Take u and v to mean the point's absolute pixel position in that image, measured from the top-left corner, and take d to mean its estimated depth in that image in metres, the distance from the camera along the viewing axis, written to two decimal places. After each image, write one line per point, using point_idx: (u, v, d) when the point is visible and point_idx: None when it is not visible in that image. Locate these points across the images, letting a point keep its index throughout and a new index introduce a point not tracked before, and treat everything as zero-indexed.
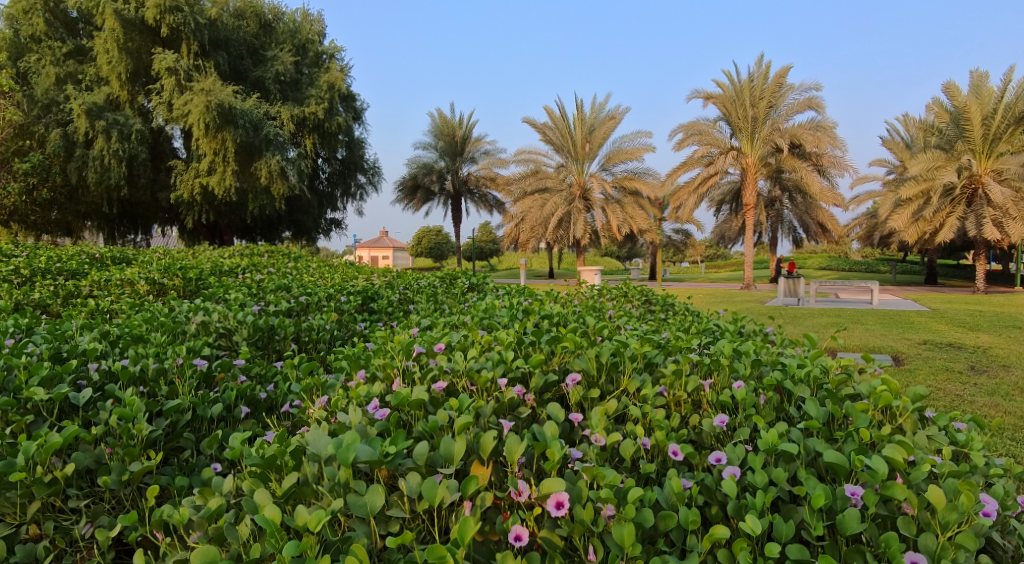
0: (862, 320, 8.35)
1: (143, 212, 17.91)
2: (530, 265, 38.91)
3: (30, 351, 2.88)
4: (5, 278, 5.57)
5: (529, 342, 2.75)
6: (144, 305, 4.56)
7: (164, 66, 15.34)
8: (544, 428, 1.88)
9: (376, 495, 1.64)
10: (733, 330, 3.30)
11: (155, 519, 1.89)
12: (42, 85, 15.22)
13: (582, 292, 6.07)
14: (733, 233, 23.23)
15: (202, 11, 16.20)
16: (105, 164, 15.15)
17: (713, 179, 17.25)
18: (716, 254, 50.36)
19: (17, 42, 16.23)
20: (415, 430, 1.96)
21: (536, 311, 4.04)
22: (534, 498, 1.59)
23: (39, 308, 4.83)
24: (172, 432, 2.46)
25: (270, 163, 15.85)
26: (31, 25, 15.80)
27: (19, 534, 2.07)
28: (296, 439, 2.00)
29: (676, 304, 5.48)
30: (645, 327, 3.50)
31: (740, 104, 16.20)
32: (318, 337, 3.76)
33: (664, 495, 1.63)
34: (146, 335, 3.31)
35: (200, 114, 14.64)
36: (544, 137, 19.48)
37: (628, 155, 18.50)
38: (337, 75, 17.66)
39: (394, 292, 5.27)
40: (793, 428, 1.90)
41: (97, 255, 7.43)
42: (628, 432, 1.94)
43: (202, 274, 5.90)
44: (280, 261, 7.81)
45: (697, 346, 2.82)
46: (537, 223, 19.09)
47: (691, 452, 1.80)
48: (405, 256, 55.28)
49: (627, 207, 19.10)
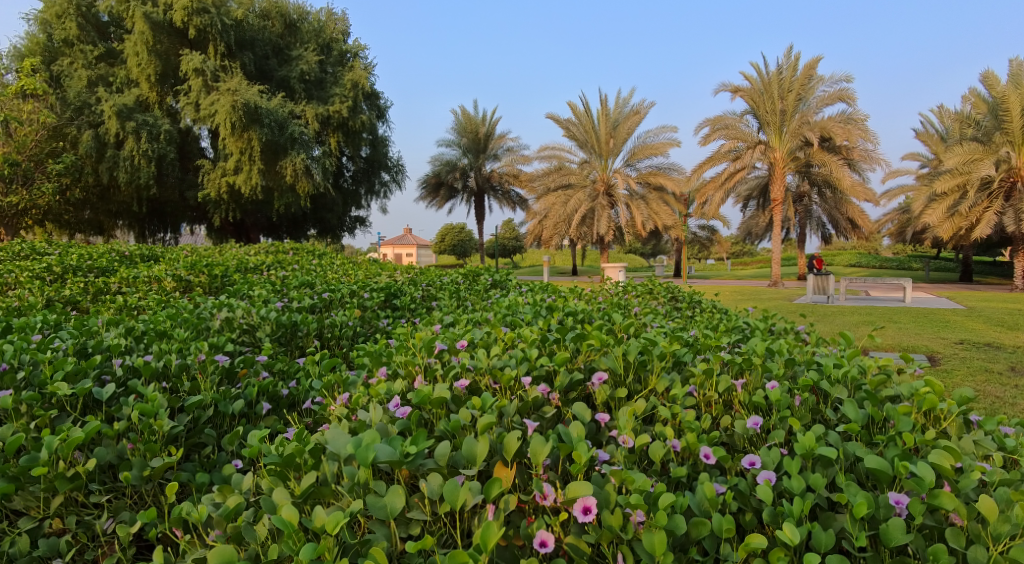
0: (894, 319, 8.09)
1: (172, 211, 18.16)
2: (553, 263, 38.73)
3: (56, 346, 2.89)
4: (38, 276, 5.64)
5: (554, 340, 2.68)
6: (170, 302, 4.58)
7: (191, 67, 15.53)
8: (570, 429, 1.81)
9: (395, 496, 1.60)
10: (763, 329, 3.20)
11: (173, 517, 1.87)
12: (74, 88, 15.48)
13: (607, 289, 5.99)
14: (760, 228, 22.97)
15: (228, 12, 16.37)
16: (135, 164, 15.38)
17: (741, 174, 17.03)
18: (741, 249, 49.74)
19: (51, 45, 16.51)
20: (437, 429, 1.91)
21: (560, 308, 3.97)
22: (560, 503, 1.52)
23: (70, 304, 4.88)
24: (193, 428, 2.44)
25: (295, 161, 15.93)
26: (63, 29, 16.07)
27: (43, 528, 2.08)
28: (316, 438, 1.97)
29: (704, 302, 5.35)
30: (671, 325, 3.39)
31: (768, 98, 15.89)
32: (340, 334, 3.75)
33: (696, 501, 1.56)
34: (169, 331, 3.29)
35: (226, 114, 14.80)
36: (568, 133, 19.36)
37: (652, 150, 18.32)
38: (361, 74, 17.72)
39: (417, 289, 5.24)
40: (832, 432, 1.80)
41: (125, 253, 7.49)
42: (659, 433, 1.86)
43: (228, 271, 5.91)
44: (305, 258, 7.84)
45: (726, 345, 2.73)
46: (560, 220, 18.96)
47: (724, 455, 1.72)
48: (429, 254, 55.66)
49: (652, 203, 18.97)
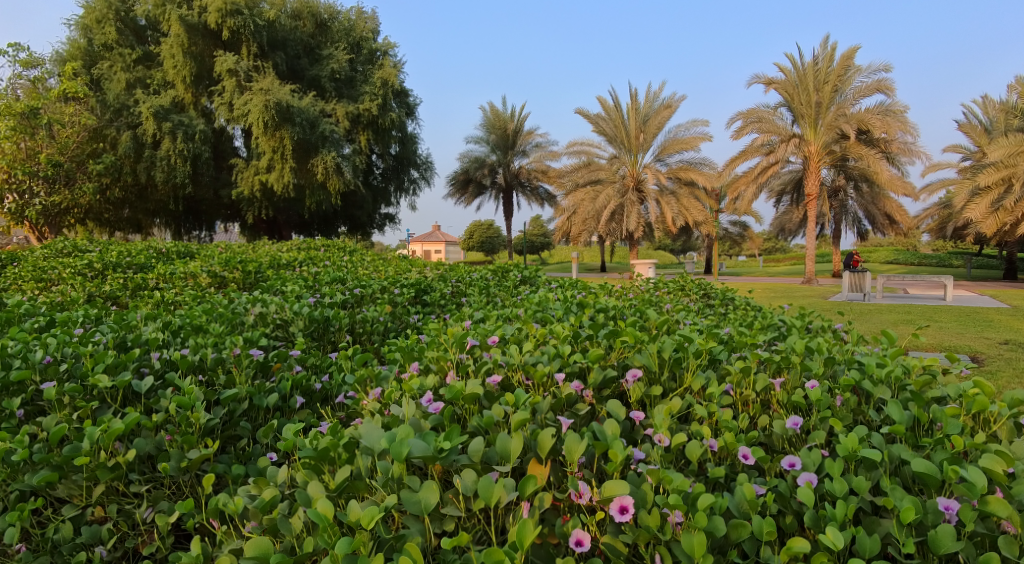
0: (934, 318, 7.89)
1: (207, 209, 18.50)
2: (582, 259, 38.61)
3: (97, 340, 2.96)
4: (80, 272, 5.77)
5: (586, 336, 2.67)
6: (206, 297, 4.65)
7: (225, 68, 15.80)
8: (605, 427, 1.78)
9: (429, 491, 1.60)
10: (800, 327, 3.14)
11: (210, 508, 1.90)
12: (114, 91, 15.83)
13: (636, 285, 5.95)
14: (793, 224, 22.61)
15: (261, 13, 16.61)
16: (171, 164, 15.70)
17: (774, 168, 16.77)
18: (773, 245, 48.99)
19: (91, 50, 16.89)
20: (471, 425, 1.91)
21: (591, 304, 3.97)
22: (597, 502, 1.50)
23: (110, 299, 5.01)
24: (228, 421, 2.48)
25: (326, 159, 16.08)
26: (103, 34, 16.48)
27: (85, 516, 2.13)
28: (350, 432, 1.98)
29: (737, 299, 5.26)
30: (705, 322, 3.35)
31: (803, 90, 15.59)
32: (371, 329, 3.80)
33: (736, 502, 1.53)
34: (205, 325, 3.35)
35: (259, 113, 15.02)
36: (596, 129, 19.22)
37: (683, 145, 18.11)
38: (390, 71, 17.82)
39: (447, 285, 5.26)
40: (875, 433, 1.75)
41: (162, 249, 7.64)
42: (695, 432, 1.83)
43: (261, 267, 6.00)
44: (336, 255, 7.93)
45: (762, 342, 2.69)
46: (589, 216, 18.85)
47: (763, 455, 1.69)
48: (458, 250, 55.89)
49: (682, 198, 18.74)
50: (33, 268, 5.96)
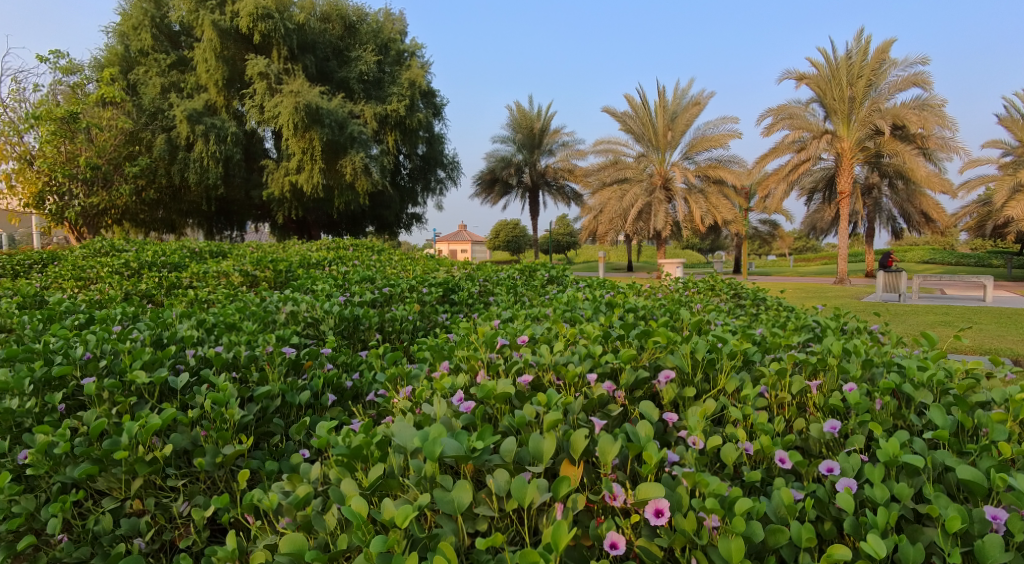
0: (973, 319, 7.70)
1: (238, 209, 18.81)
2: (609, 259, 38.42)
3: (135, 337, 3.02)
4: (117, 271, 5.89)
5: (617, 336, 2.66)
6: (238, 296, 4.71)
7: (256, 71, 16.02)
8: (638, 428, 1.77)
9: (462, 491, 1.60)
10: (835, 328, 3.07)
11: (246, 503, 1.93)
12: (149, 95, 16.14)
13: (665, 285, 5.90)
14: (825, 222, 22.25)
15: (291, 17, 16.83)
16: (204, 165, 16.03)
17: (806, 166, 16.51)
18: (805, 245, 48.21)
19: (127, 56, 17.25)
20: (502, 424, 1.91)
21: (621, 304, 3.94)
22: (631, 504, 1.49)
23: (146, 297, 5.10)
24: (262, 417, 2.51)
25: (354, 160, 16.23)
26: (139, 40, 16.86)
27: (125, 508, 2.19)
28: (382, 430, 2.00)
29: (768, 299, 5.19)
30: (737, 323, 3.30)
31: (836, 85, 15.30)
32: (400, 328, 3.83)
33: (773, 507, 1.51)
34: (238, 323, 3.40)
35: (289, 115, 15.21)
36: (624, 127, 19.13)
37: (712, 142, 17.91)
38: (418, 72, 17.91)
39: (475, 284, 5.27)
40: (917, 438, 1.71)
41: (196, 249, 7.77)
42: (731, 435, 1.81)
43: (291, 266, 6.07)
44: (365, 254, 7.99)
45: (796, 343, 2.65)
46: (616, 215, 18.73)
47: (800, 459, 1.66)
48: (484, 249, 56.02)
49: (711, 196, 18.53)
50: (72, 268, 6.10)
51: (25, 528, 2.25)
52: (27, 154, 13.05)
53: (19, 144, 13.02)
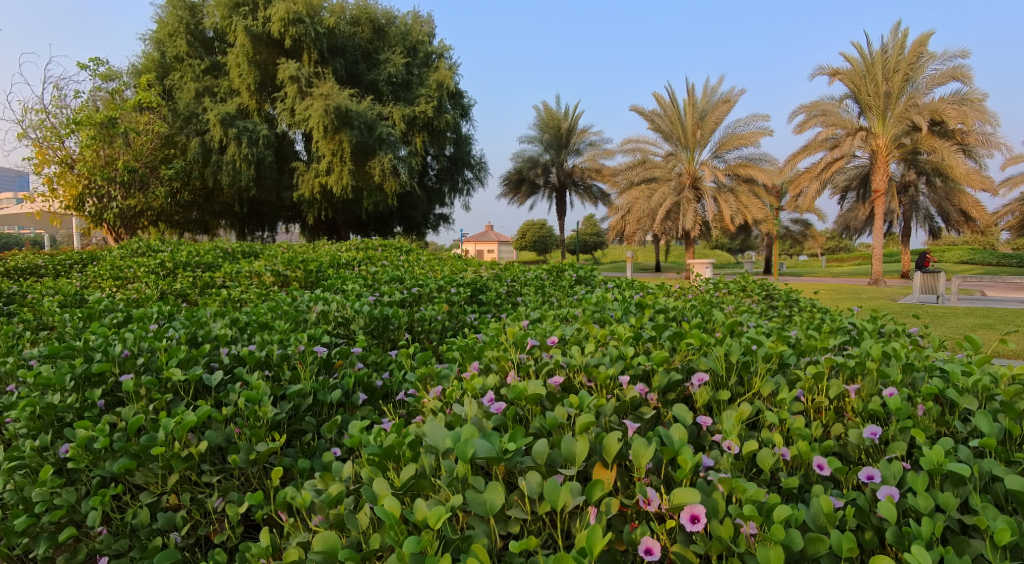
0: (1017, 322, 7.48)
1: (269, 210, 19.09)
2: (636, 259, 38.15)
3: (171, 335, 3.07)
4: (153, 270, 6.01)
5: (649, 338, 2.62)
6: (270, 296, 4.77)
7: (287, 74, 16.22)
8: (672, 432, 1.74)
9: (495, 493, 1.60)
10: (872, 330, 3.00)
11: (279, 501, 1.95)
12: (184, 99, 16.41)
13: (695, 286, 5.83)
14: (859, 221, 21.83)
15: (321, 21, 17.04)
16: (236, 168, 16.30)
17: (840, 163, 16.22)
18: (838, 245, 47.33)
19: (163, 62, 17.58)
20: (534, 426, 1.90)
21: (651, 304, 3.90)
22: (667, 509, 1.47)
23: (181, 296, 5.19)
24: (294, 415, 2.53)
25: (383, 161, 16.34)
26: (174, 47, 17.19)
27: (161, 502, 2.23)
28: (413, 430, 2.01)
29: (801, 300, 5.10)
30: (770, 324, 3.24)
31: (871, 80, 14.98)
32: (429, 328, 3.85)
33: (812, 515, 1.48)
34: (270, 322, 3.45)
35: (319, 117, 15.37)
36: (652, 125, 19.00)
37: (742, 141, 17.67)
38: (445, 74, 17.97)
39: (502, 284, 5.27)
40: (963, 446, 1.66)
41: (228, 249, 7.92)
42: (767, 439, 1.78)
43: (322, 266, 6.12)
44: (394, 254, 8.03)
45: (833, 346, 2.60)
46: (644, 215, 18.60)
47: (840, 466, 1.63)
48: (510, 250, 56.07)
49: (741, 195, 18.28)
50: (110, 268, 6.25)
51: (66, 520, 2.33)
52: (69, 158, 13.42)
53: (60, 148, 13.37)
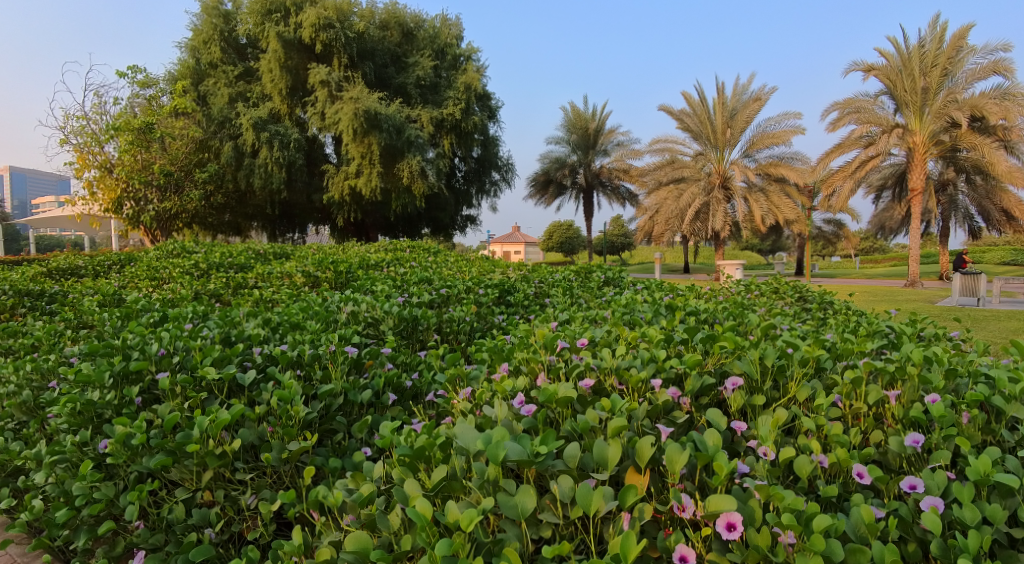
0: None
1: (300, 212, 19.34)
2: (664, 260, 37.82)
3: (206, 334, 3.12)
4: (188, 271, 6.12)
5: (681, 340, 2.60)
6: (300, 296, 4.82)
7: (317, 79, 16.43)
8: (706, 437, 1.72)
9: (526, 496, 1.59)
10: (911, 334, 2.93)
11: (311, 500, 1.97)
12: (218, 104, 16.71)
13: (726, 287, 5.75)
14: (895, 221, 21.39)
15: (351, 26, 17.25)
16: (268, 171, 16.53)
17: (875, 162, 15.89)
18: (872, 246, 46.38)
19: (198, 68, 17.90)
20: (565, 429, 1.88)
21: (681, 307, 3.86)
22: (702, 516, 1.45)
23: (214, 296, 5.28)
24: (325, 415, 2.55)
25: (411, 163, 16.46)
26: (209, 53, 17.53)
27: (196, 498, 2.27)
28: (444, 431, 2.01)
29: (836, 302, 4.99)
30: (805, 328, 3.18)
31: (907, 75, 14.68)
32: (458, 329, 3.86)
33: (852, 525, 1.45)
34: (302, 323, 3.49)
35: (349, 121, 15.52)
36: (681, 125, 18.83)
37: (773, 139, 17.43)
38: (474, 76, 18.03)
39: (530, 286, 5.26)
40: (1011, 457, 1.61)
41: (260, 250, 8.07)
42: (804, 446, 1.75)
43: (351, 268, 6.17)
44: (422, 256, 8.07)
45: (871, 350, 2.54)
46: (672, 215, 18.43)
47: (881, 475, 1.59)
48: (537, 251, 56.03)
49: (772, 195, 18.01)
50: (147, 268, 6.39)
51: (104, 514, 2.40)
52: (108, 162, 13.74)
53: (100, 153, 13.69)
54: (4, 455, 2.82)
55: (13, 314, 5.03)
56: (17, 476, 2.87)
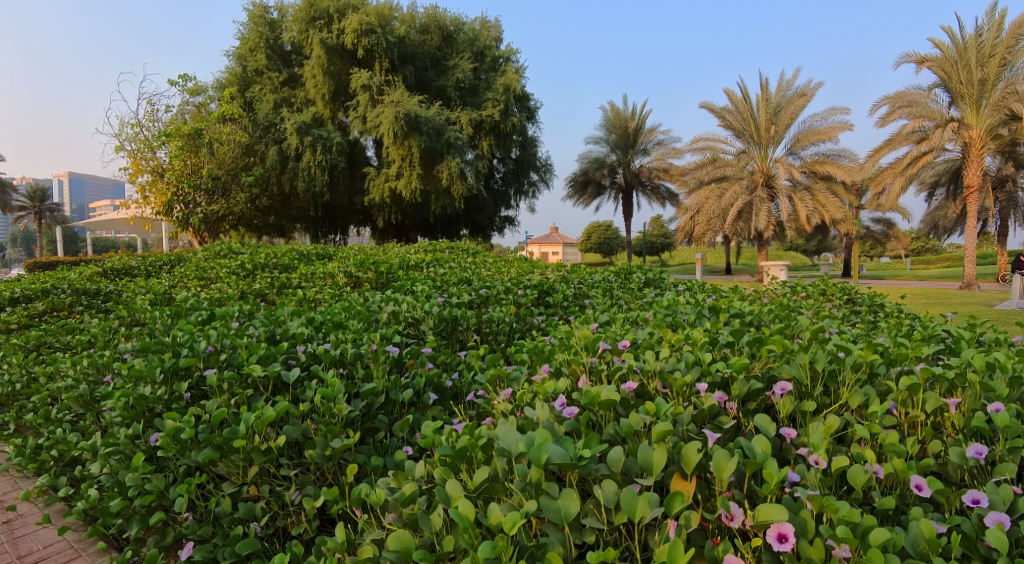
0: None
1: (342, 214, 19.64)
2: (706, 260, 37.27)
3: (251, 333, 3.16)
4: (234, 271, 6.27)
5: (727, 343, 2.54)
6: (343, 296, 4.89)
7: (360, 83, 16.66)
8: (755, 444, 1.67)
9: (570, 500, 1.58)
10: (970, 339, 2.81)
11: (354, 497, 1.98)
12: (263, 110, 17.14)
13: (772, 289, 5.61)
14: (948, 220, 20.68)
15: (392, 30, 17.44)
16: (311, 174, 16.82)
17: (928, 157, 15.35)
18: (923, 246, 44.90)
19: (245, 75, 18.32)
20: (607, 432, 1.86)
21: (726, 309, 3.76)
22: (751, 526, 1.42)
23: (259, 296, 5.39)
24: (368, 413, 2.56)
25: (450, 165, 16.53)
26: (255, 61, 17.96)
27: (242, 493, 2.31)
28: (486, 433, 2.00)
29: (887, 305, 4.83)
30: (855, 331, 3.08)
31: (963, 67, 14.19)
32: (497, 329, 3.85)
33: (911, 541, 1.40)
34: (344, 322, 3.53)
35: (390, 124, 15.69)
36: (723, 122, 18.50)
37: (819, 136, 17.01)
38: (513, 77, 18.01)
39: (569, 287, 5.22)
40: None
41: (303, 251, 8.23)
42: (858, 455, 1.69)
43: (392, 268, 6.22)
44: (460, 257, 8.12)
45: (928, 356, 2.44)
46: (714, 215, 18.15)
47: (941, 488, 1.53)
48: (575, 252, 55.84)
49: (818, 194, 17.55)
50: (196, 268, 6.58)
51: (155, 504, 2.46)
52: (160, 167, 14.18)
53: (152, 159, 14.16)
54: (62, 445, 2.93)
55: (71, 312, 5.23)
56: (74, 465, 2.97)
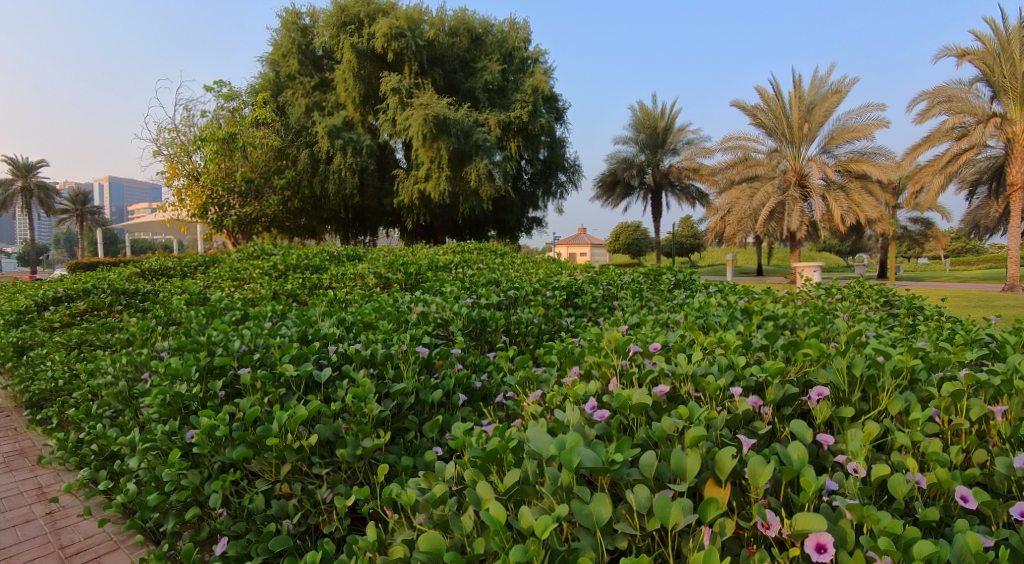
0: None
1: (371, 215, 19.83)
2: (737, 261, 36.78)
3: (284, 333, 3.20)
4: (267, 273, 6.37)
5: (761, 347, 2.50)
6: (372, 297, 4.94)
7: (389, 87, 16.78)
8: (791, 450, 1.64)
9: (601, 505, 1.57)
10: (1014, 343, 2.73)
11: (385, 496, 2.00)
12: (295, 114, 17.47)
13: (806, 291, 5.50)
14: (990, 220, 20.09)
15: (421, 34, 17.52)
16: (342, 176, 17.00)
17: (968, 155, 14.95)
18: (964, 246, 43.67)
19: (278, 80, 18.58)
20: (639, 436, 1.84)
21: (759, 311, 3.70)
22: (789, 535, 1.39)
23: (291, 296, 5.46)
24: (398, 414, 2.57)
25: (479, 166, 16.53)
26: (287, 66, 18.21)
27: (275, 490, 2.35)
28: (516, 435, 1.99)
29: (926, 308, 4.71)
30: (893, 335, 3.01)
31: (1006, 60, 13.78)
32: (526, 331, 3.84)
33: (956, 553, 1.36)
34: (374, 322, 3.55)
35: (419, 126, 15.80)
36: (755, 121, 18.24)
37: (854, 134, 16.67)
38: (541, 78, 17.96)
39: (598, 288, 5.19)
40: None
41: (334, 253, 8.33)
42: (899, 464, 1.65)
43: (421, 270, 6.25)
44: (489, 258, 8.12)
45: (971, 361, 2.37)
46: (746, 215, 17.91)
47: (987, 498, 1.48)
48: (604, 253, 55.58)
49: (852, 193, 17.15)
50: (231, 269, 6.69)
51: (191, 499, 2.52)
52: (195, 171, 14.43)
53: (188, 163, 14.44)
54: (102, 440, 3.01)
55: (111, 311, 5.35)
56: (113, 460, 3.04)
